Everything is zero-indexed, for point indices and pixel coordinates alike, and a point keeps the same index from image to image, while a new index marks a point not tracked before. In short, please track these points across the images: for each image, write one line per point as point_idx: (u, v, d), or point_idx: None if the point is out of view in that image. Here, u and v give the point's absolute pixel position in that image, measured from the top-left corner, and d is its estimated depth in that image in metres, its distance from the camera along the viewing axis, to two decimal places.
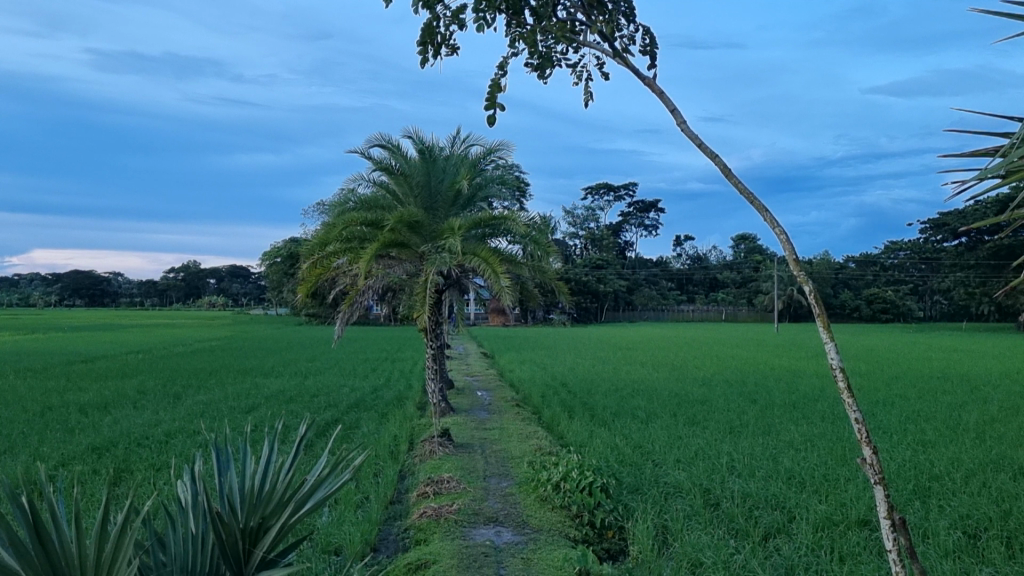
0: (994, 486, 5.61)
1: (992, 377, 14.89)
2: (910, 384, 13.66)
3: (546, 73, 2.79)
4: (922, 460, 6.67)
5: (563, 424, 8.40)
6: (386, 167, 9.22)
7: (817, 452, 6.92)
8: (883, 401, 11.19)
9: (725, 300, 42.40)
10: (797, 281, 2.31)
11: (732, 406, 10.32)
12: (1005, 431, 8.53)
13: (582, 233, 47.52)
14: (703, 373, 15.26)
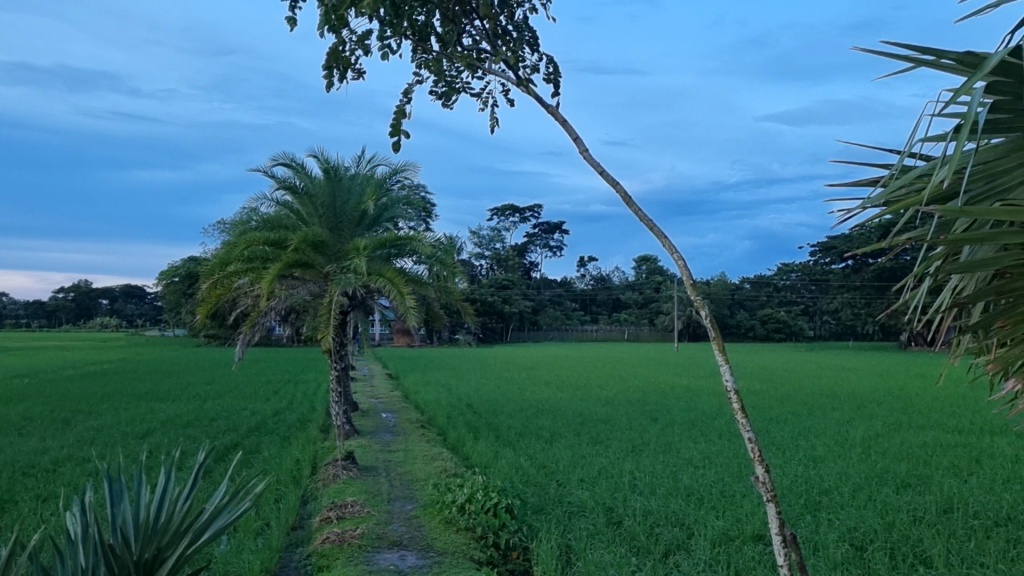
0: (879, 499, 5.89)
1: (877, 394, 15.60)
2: (801, 402, 14.18)
3: (452, 100, 2.82)
4: (814, 475, 6.95)
5: (468, 445, 8.41)
6: (289, 185, 9.10)
7: (714, 469, 7.12)
8: (777, 419, 11.60)
9: (628, 320, 43.20)
10: (695, 305, 2.39)
11: (634, 425, 10.51)
12: (888, 445, 8.96)
13: (487, 252, 47.72)
14: (606, 393, 15.50)
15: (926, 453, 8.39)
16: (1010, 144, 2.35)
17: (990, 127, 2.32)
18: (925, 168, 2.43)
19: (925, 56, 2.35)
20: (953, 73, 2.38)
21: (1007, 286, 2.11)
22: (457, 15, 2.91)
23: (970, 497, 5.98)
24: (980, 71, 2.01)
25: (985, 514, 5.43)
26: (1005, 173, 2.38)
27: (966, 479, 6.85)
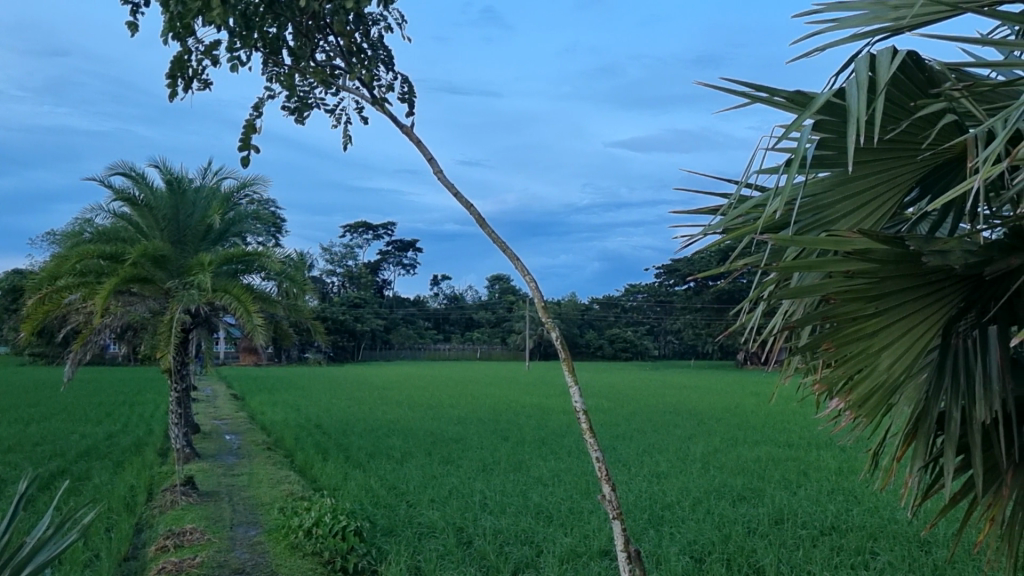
0: (717, 512, 6.16)
1: (716, 411, 16.36)
2: (645, 419, 14.67)
3: (304, 116, 2.77)
4: (657, 490, 7.20)
5: (316, 467, 8.21)
6: (127, 196, 8.66)
7: (563, 486, 7.25)
8: (622, 436, 11.94)
9: (480, 339, 43.47)
10: (545, 326, 2.43)
11: (485, 444, 10.57)
12: (726, 460, 9.40)
13: (339, 269, 46.96)
14: (457, 412, 15.51)
15: (760, 467, 8.85)
16: (834, 179, 2.53)
17: (816, 163, 2.49)
18: (759, 198, 2.58)
19: (759, 93, 2.50)
20: (784, 110, 2.55)
21: (832, 310, 2.27)
22: (310, 30, 2.87)
23: (798, 508, 6.36)
24: (810, 109, 2.17)
25: (812, 524, 5.78)
26: (830, 206, 2.56)
27: (795, 491, 7.27)
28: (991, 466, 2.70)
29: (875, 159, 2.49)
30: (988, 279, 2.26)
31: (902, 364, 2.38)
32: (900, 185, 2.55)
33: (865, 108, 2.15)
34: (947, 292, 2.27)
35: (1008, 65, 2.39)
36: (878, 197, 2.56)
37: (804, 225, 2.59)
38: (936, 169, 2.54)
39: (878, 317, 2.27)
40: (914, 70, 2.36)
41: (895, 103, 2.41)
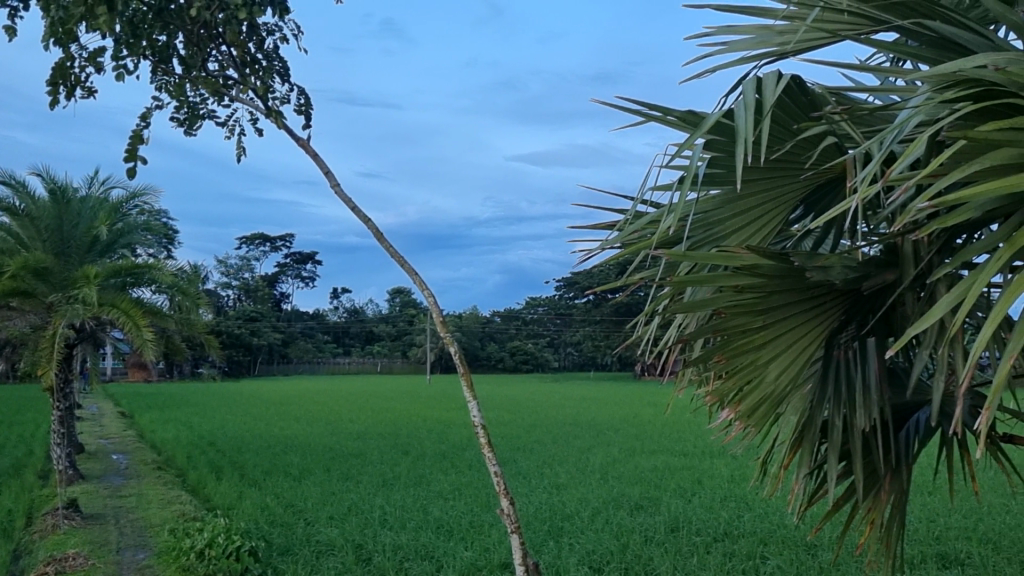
0: (615, 521, 6.26)
1: (613, 421, 16.62)
2: (546, 431, 14.79)
3: (195, 126, 2.71)
4: (556, 501, 7.26)
5: (209, 486, 7.96)
6: (7, 205, 8.26)
7: (463, 500, 7.24)
8: (522, 448, 12.01)
9: (381, 352, 43.03)
10: (444, 340, 2.43)
11: (385, 458, 10.46)
12: (623, 470, 9.56)
13: (234, 282, 45.77)
14: (357, 426, 15.31)
15: (656, 476, 9.03)
16: (725, 196, 2.62)
17: (707, 180, 2.57)
18: (652, 215, 2.65)
19: (652, 112, 2.57)
20: (676, 129, 2.63)
21: (722, 323, 2.34)
22: (203, 39, 2.80)
23: (693, 516, 6.52)
24: (700, 128, 2.24)
25: (705, 531, 5.93)
26: (720, 222, 2.64)
27: (689, 499, 7.46)
28: (870, 472, 2.83)
29: (763, 178, 2.58)
30: (866, 293, 2.40)
31: (788, 376, 2.47)
32: (785, 203, 2.65)
33: (752, 129, 2.23)
34: (829, 305, 2.39)
35: (883, 90, 2.52)
36: (766, 215, 2.66)
37: (696, 241, 2.67)
38: (818, 188, 2.66)
39: (766, 329, 2.36)
40: (797, 93, 2.46)
41: (780, 124, 2.51)
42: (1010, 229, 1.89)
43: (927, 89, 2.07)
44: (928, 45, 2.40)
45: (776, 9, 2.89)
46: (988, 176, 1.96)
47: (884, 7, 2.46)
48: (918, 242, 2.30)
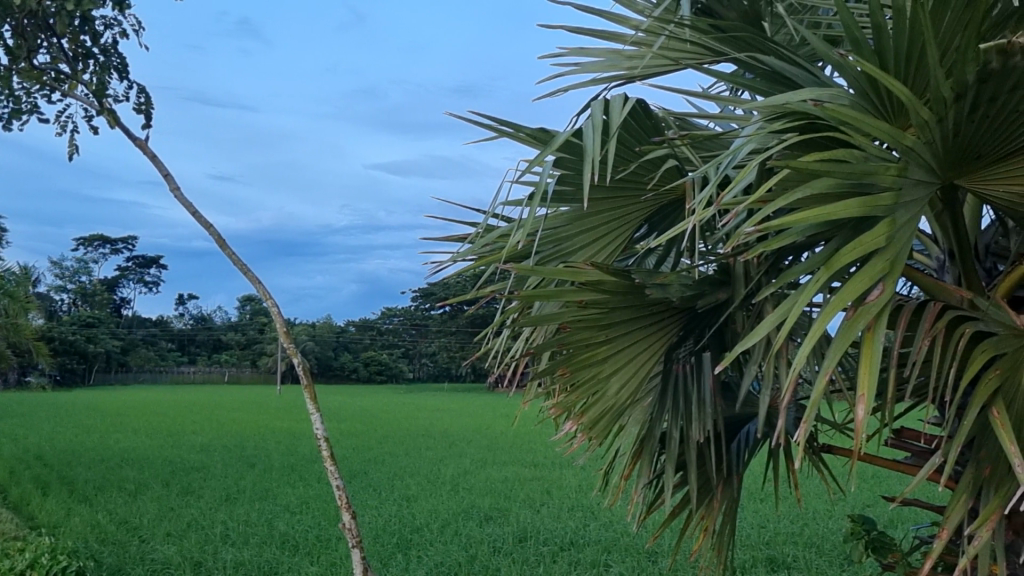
0: (464, 532, 6.29)
1: (465, 432, 16.69)
2: (398, 442, 14.69)
3: (20, 121, 2.55)
4: (406, 513, 7.21)
5: (34, 504, 7.45)
6: None
7: (310, 513, 7.09)
8: (373, 459, 11.87)
9: (229, 361, 41.55)
10: (287, 352, 2.38)
11: (230, 471, 10.12)
12: (474, 481, 9.61)
13: (70, 285, 43.12)
14: (200, 438, 14.72)
15: (506, 487, 9.13)
16: (573, 213, 2.69)
17: (557, 197, 2.63)
18: (503, 229, 2.69)
19: (504, 127, 2.61)
20: (526, 145, 2.67)
21: (567, 337, 2.40)
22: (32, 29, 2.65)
23: (540, 526, 6.62)
24: (550, 146, 2.29)
25: (553, 540, 6.03)
26: (567, 238, 2.71)
27: (538, 509, 7.58)
28: (704, 481, 2.97)
29: (608, 197, 2.67)
30: (701, 311, 2.52)
31: (628, 389, 2.56)
32: (629, 221, 2.75)
33: (599, 149, 2.30)
34: (668, 321, 2.50)
35: (721, 118, 2.66)
36: (611, 232, 2.75)
37: (545, 256, 2.73)
38: (660, 209, 2.77)
39: (608, 344, 2.44)
40: (642, 116, 2.56)
41: (626, 146, 2.60)
42: (828, 253, 2.03)
43: (758, 119, 2.19)
44: (764, 77, 2.55)
45: (625, 35, 3.00)
46: (810, 202, 2.09)
47: (723, 40, 2.59)
48: (748, 263, 2.43)
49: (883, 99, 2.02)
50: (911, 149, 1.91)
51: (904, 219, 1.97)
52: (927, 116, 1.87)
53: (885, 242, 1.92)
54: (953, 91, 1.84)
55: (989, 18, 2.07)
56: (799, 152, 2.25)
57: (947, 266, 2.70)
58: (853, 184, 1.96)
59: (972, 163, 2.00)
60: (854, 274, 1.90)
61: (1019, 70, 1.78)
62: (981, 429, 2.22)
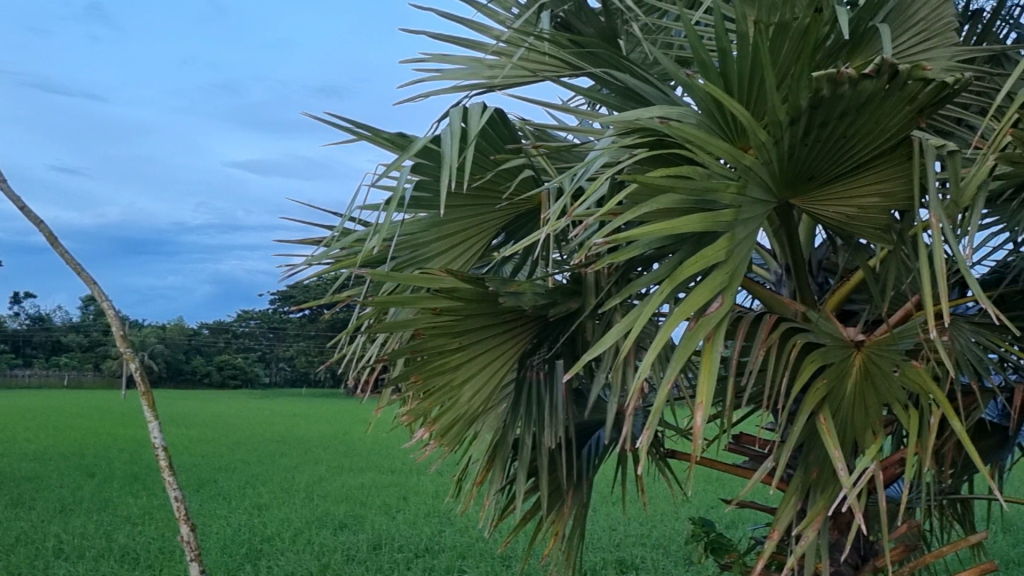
0: (316, 541, 6.16)
1: (322, 439, 16.37)
2: (251, 449, 14.25)
3: None
4: (256, 523, 7.00)
5: None
6: None
7: (153, 525, 6.77)
8: (224, 467, 11.46)
9: (70, 365, 39.19)
10: (124, 356, 2.26)
11: (66, 481, 9.53)
12: (330, 488, 9.44)
13: None
14: (34, 446, 13.79)
15: (362, 493, 9.01)
16: (430, 220, 2.68)
17: (414, 203, 2.62)
18: (358, 233, 2.65)
19: (362, 130, 2.58)
20: (385, 149, 2.65)
21: (421, 343, 2.39)
22: None
23: (395, 533, 6.57)
24: (408, 150, 2.28)
25: (407, 548, 5.99)
26: (424, 244, 2.70)
27: (394, 515, 7.52)
28: (554, 487, 3.02)
29: (465, 204, 2.68)
30: (553, 319, 2.56)
31: (481, 396, 2.57)
32: (486, 229, 2.78)
33: (456, 156, 2.31)
34: (521, 329, 2.53)
35: (577, 130, 2.72)
36: (468, 239, 2.77)
37: (401, 262, 2.69)
38: (516, 218, 2.81)
39: (461, 350, 2.45)
40: (500, 125, 2.59)
41: (483, 154, 2.62)
42: (673, 265, 2.11)
43: (609, 133, 2.25)
44: (618, 94, 2.62)
45: (487, 43, 3.03)
46: (656, 216, 2.17)
47: (581, 54, 2.66)
48: (598, 273, 2.50)
49: (725, 119, 2.12)
50: (750, 169, 2.01)
51: (742, 234, 2.07)
52: (765, 138, 1.97)
53: (725, 257, 2.01)
54: (788, 115, 1.94)
55: (821, 48, 2.20)
56: (647, 167, 2.32)
57: (784, 279, 2.86)
58: (696, 200, 2.05)
59: (806, 183, 2.13)
60: (696, 286, 1.98)
61: (846, 97, 1.89)
62: (809, 434, 2.36)
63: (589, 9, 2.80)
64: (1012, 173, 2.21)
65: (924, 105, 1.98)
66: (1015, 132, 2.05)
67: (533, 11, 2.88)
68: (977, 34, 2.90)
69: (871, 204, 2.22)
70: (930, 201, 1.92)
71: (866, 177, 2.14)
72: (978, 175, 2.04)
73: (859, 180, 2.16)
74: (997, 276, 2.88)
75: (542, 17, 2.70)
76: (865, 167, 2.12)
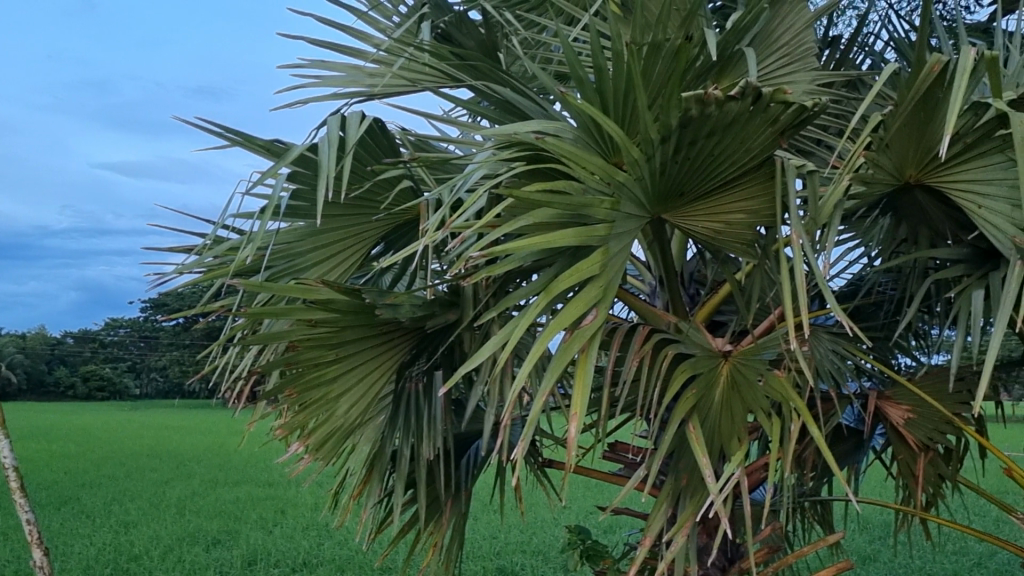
0: (187, 559, 5.95)
1: (195, 452, 15.79)
2: (118, 463, 13.62)
3: None
4: (122, 541, 6.70)
5: None
6: None
7: (8, 546, 6.39)
8: (89, 483, 10.92)
9: None
10: None
11: None
12: (203, 503, 9.13)
13: None
14: None
15: (237, 507, 8.75)
16: (307, 229, 2.64)
17: (290, 212, 2.56)
18: (231, 242, 2.57)
19: (236, 136, 2.50)
20: (260, 156, 2.58)
21: (295, 356, 2.34)
22: None
23: (272, 547, 6.41)
24: (283, 159, 2.22)
25: (283, 562, 5.85)
26: (301, 254, 2.65)
27: (270, 530, 7.33)
28: (432, 498, 3.01)
29: (342, 214, 2.65)
30: (431, 331, 2.57)
31: (357, 409, 2.54)
32: (364, 240, 2.75)
33: (335, 165, 2.27)
34: (398, 340, 2.52)
35: (457, 142, 2.72)
36: (346, 250, 2.73)
37: (276, 271, 2.63)
38: (394, 228, 2.80)
39: (337, 362, 2.42)
40: (379, 135, 2.57)
41: (361, 164, 2.59)
42: (548, 278, 2.14)
43: (488, 146, 2.27)
44: (498, 107, 2.65)
45: (367, 51, 3.00)
46: (533, 230, 2.20)
47: (461, 67, 2.66)
48: (477, 285, 2.51)
49: (599, 136, 2.16)
50: (623, 185, 2.06)
51: (615, 248, 2.12)
52: (637, 156, 2.02)
53: (598, 270, 2.06)
54: (659, 134, 2.00)
55: (691, 69, 2.28)
56: (525, 180, 2.35)
57: (658, 290, 2.95)
58: (571, 214, 2.08)
59: (677, 199, 2.21)
60: (570, 299, 2.02)
61: (713, 117, 1.96)
62: (680, 442, 2.44)
63: (470, 21, 2.81)
64: (866, 194, 2.34)
65: (786, 126, 2.08)
66: (867, 153, 2.18)
67: (414, 21, 2.87)
68: (836, 59, 3.07)
69: (737, 220, 2.32)
70: (790, 219, 2.02)
71: (732, 194, 2.23)
72: (834, 195, 2.16)
73: (726, 198, 2.25)
74: (853, 288, 3.06)
75: (423, 28, 2.69)
76: (732, 184, 2.21)
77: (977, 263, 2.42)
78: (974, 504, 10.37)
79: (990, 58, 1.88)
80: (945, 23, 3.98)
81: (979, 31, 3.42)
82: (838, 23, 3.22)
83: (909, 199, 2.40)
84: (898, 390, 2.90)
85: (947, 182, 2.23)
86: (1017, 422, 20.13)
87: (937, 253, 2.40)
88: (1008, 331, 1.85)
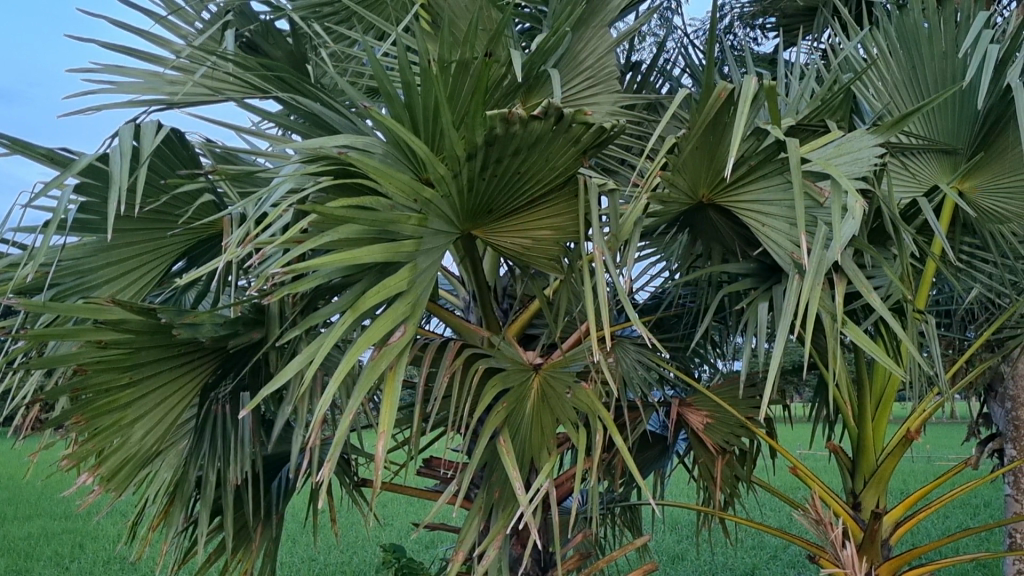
0: None
1: None
2: None
3: None
4: None
5: None
6: None
7: None
8: None
9: None
10: None
11: None
12: None
13: None
14: None
15: (27, 544, 8.07)
16: (97, 244, 2.47)
17: (78, 225, 2.38)
18: (10, 258, 2.36)
19: (11, 142, 2.29)
20: (42, 164, 2.38)
21: (84, 381, 2.17)
22: None
23: None
24: (66, 167, 2.05)
25: None
26: (91, 271, 2.47)
27: (66, 565, 6.83)
28: (240, 525, 2.90)
29: (136, 229, 2.51)
30: (234, 351, 2.47)
31: (154, 435, 2.40)
32: (162, 256, 2.62)
33: (126, 177, 2.12)
34: (199, 362, 2.40)
35: (263, 154, 2.64)
36: (143, 266, 2.59)
37: (62, 289, 2.41)
38: (193, 244, 2.68)
39: (132, 387, 2.27)
40: (177, 146, 2.45)
41: (156, 175, 2.47)
42: (355, 295, 2.10)
43: (293, 161, 2.20)
44: (305, 120, 2.58)
45: (167, 58, 2.86)
46: (339, 245, 2.15)
47: (267, 77, 2.58)
48: (284, 303, 2.44)
49: (407, 152, 2.15)
50: (430, 202, 2.06)
51: (423, 265, 2.14)
52: (444, 172, 2.01)
53: (406, 287, 2.06)
54: (466, 151, 1.99)
55: (496, 88, 2.32)
56: (332, 195, 2.31)
57: (471, 305, 2.98)
58: (377, 230, 2.05)
59: (485, 215, 2.24)
60: (379, 316, 1.99)
61: (518, 136, 1.98)
62: (493, 455, 2.47)
63: (276, 31, 2.73)
64: (664, 213, 2.46)
65: (587, 146, 2.15)
66: (664, 173, 2.28)
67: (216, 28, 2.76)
68: (637, 82, 3.23)
69: (544, 237, 2.38)
70: (594, 235, 2.07)
71: (538, 211, 2.29)
72: (634, 212, 2.25)
73: (532, 214, 2.30)
74: (655, 301, 3.20)
75: (226, 36, 2.58)
76: (537, 202, 2.26)
77: (763, 277, 2.58)
78: (767, 501, 11.20)
79: (771, 87, 2.00)
80: (734, 53, 4.29)
81: (763, 62, 3.70)
82: (639, 49, 3.38)
83: (703, 216, 2.54)
84: (698, 397, 3.04)
85: (734, 201, 2.38)
86: (802, 420, 21.97)
87: (728, 267, 2.54)
88: (788, 340, 1.98)
